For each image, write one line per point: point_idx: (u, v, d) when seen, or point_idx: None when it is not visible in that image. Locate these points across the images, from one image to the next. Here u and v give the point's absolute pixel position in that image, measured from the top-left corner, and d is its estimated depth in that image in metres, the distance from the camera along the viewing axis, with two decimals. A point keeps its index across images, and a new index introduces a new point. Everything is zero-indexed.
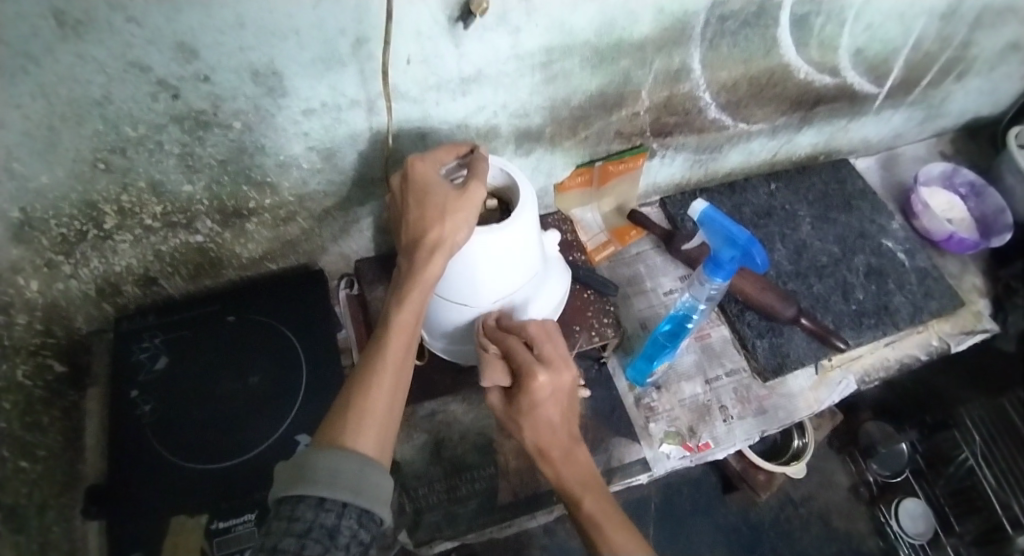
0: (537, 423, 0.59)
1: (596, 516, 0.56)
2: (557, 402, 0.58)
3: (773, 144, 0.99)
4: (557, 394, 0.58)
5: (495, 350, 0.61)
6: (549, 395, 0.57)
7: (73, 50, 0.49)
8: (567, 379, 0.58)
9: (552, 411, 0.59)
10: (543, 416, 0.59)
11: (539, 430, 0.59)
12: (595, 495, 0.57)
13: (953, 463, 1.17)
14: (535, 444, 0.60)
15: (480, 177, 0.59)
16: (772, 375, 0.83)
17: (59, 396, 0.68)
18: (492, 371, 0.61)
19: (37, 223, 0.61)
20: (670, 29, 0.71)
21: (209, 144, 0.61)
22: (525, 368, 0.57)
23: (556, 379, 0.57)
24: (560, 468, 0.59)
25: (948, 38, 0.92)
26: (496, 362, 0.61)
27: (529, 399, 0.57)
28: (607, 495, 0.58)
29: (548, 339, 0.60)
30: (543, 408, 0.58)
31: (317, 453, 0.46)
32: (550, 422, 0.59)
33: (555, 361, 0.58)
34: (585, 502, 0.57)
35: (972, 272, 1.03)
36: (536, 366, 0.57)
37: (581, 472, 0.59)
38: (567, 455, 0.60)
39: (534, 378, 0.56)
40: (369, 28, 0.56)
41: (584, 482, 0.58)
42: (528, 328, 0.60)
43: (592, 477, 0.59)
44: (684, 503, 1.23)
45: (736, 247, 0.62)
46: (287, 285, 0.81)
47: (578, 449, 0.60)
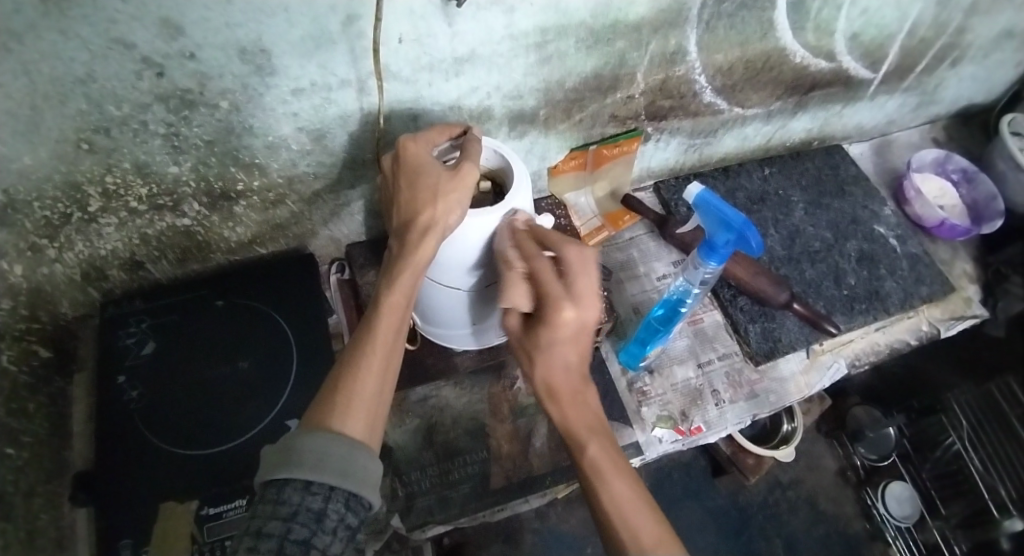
0: (552, 358, 0.57)
1: (600, 464, 0.55)
2: (577, 340, 0.57)
3: (767, 129, 0.98)
4: (578, 331, 0.56)
5: (521, 265, 0.57)
6: (571, 333, 0.55)
7: (54, 26, 0.48)
8: (592, 318, 0.55)
9: (568, 350, 0.57)
10: (558, 352, 0.57)
11: (551, 366, 0.58)
12: (600, 442, 0.57)
13: (939, 447, 1.19)
14: (545, 381, 0.58)
15: (473, 158, 0.58)
16: (764, 359, 0.84)
17: (45, 383, 0.67)
18: (513, 290, 0.57)
19: (20, 206, 0.59)
20: (667, 10, 0.70)
21: (195, 124, 0.60)
22: (552, 300, 0.54)
23: (582, 315, 0.55)
24: (568, 409, 0.58)
25: (945, 23, 0.91)
26: (519, 280, 0.57)
27: (551, 332, 0.55)
28: (612, 444, 0.57)
29: (583, 267, 0.55)
30: (560, 344, 0.56)
31: (304, 435, 0.46)
32: (565, 359, 0.57)
33: (584, 296, 0.54)
34: (589, 449, 0.56)
35: (962, 259, 1.04)
36: (563, 301, 0.54)
37: (587, 418, 0.58)
38: (576, 398, 0.59)
39: (560, 310, 0.54)
40: (360, 5, 0.55)
41: (590, 427, 0.58)
42: (564, 246, 0.55)
43: (600, 426, 0.59)
44: (675, 487, 1.24)
45: (731, 230, 0.62)
46: (277, 271, 0.80)
47: (589, 393, 0.59)
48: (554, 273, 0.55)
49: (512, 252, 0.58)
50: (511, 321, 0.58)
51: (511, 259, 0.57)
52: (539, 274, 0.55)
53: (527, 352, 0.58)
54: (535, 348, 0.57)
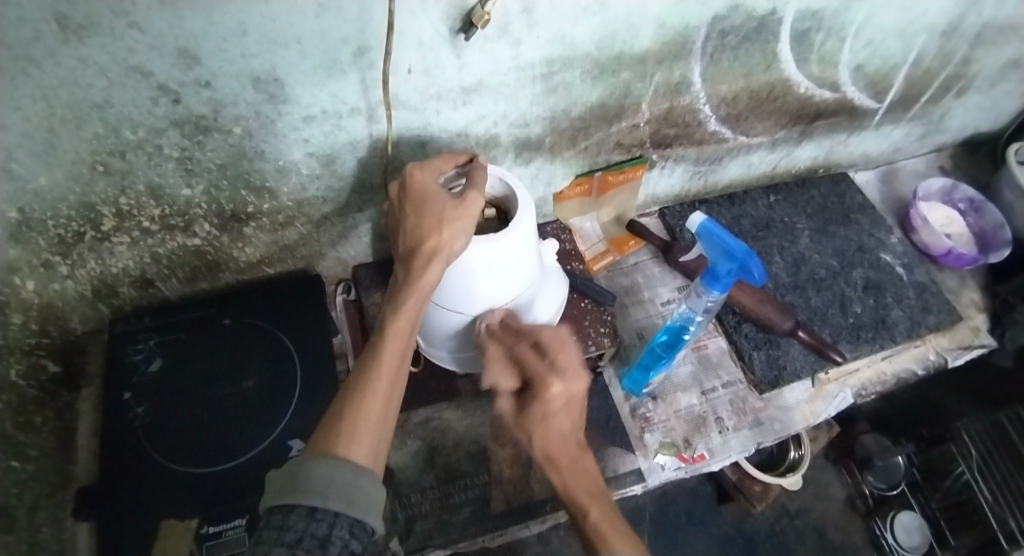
0: (549, 430, 0.59)
1: (603, 529, 0.56)
2: (569, 411, 0.59)
3: (772, 157, 0.99)
4: (568, 403, 0.59)
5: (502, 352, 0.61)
6: (561, 405, 0.58)
7: (73, 53, 0.49)
8: (580, 388, 0.58)
9: (562, 418, 0.59)
10: (553, 423, 0.59)
11: (547, 438, 0.60)
12: (602, 506, 0.58)
13: (950, 477, 1.16)
14: (543, 451, 0.60)
15: (478, 187, 0.59)
16: (769, 388, 0.83)
17: (53, 397, 0.68)
18: (495, 374, 0.61)
19: (34, 224, 0.61)
20: (672, 42, 0.71)
21: (208, 149, 0.61)
22: (539, 379, 0.58)
23: (569, 387, 0.58)
24: (568, 476, 0.60)
25: (949, 54, 0.92)
26: (501, 365, 0.61)
27: (543, 407, 0.58)
28: (613, 509, 0.59)
29: (561, 343, 0.60)
30: (554, 414, 0.58)
31: (310, 463, 0.46)
32: (559, 428, 0.59)
33: (569, 369, 0.58)
34: (592, 511, 0.58)
35: (970, 288, 1.03)
36: (549, 376, 0.57)
37: (586, 481, 0.60)
38: (573, 463, 0.61)
39: (546, 385, 0.57)
40: (371, 37, 0.56)
41: (591, 491, 0.59)
42: (541, 331, 0.61)
43: (599, 488, 0.60)
44: (679, 514, 1.22)
45: (733, 260, 0.62)
46: (284, 290, 0.81)
47: (587, 461, 0.61)
48: (536, 356, 0.59)
49: (493, 342, 0.63)
50: (503, 408, 0.60)
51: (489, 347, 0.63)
52: (523, 360, 0.59)
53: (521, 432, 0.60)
54: (529, 426, 0.59)
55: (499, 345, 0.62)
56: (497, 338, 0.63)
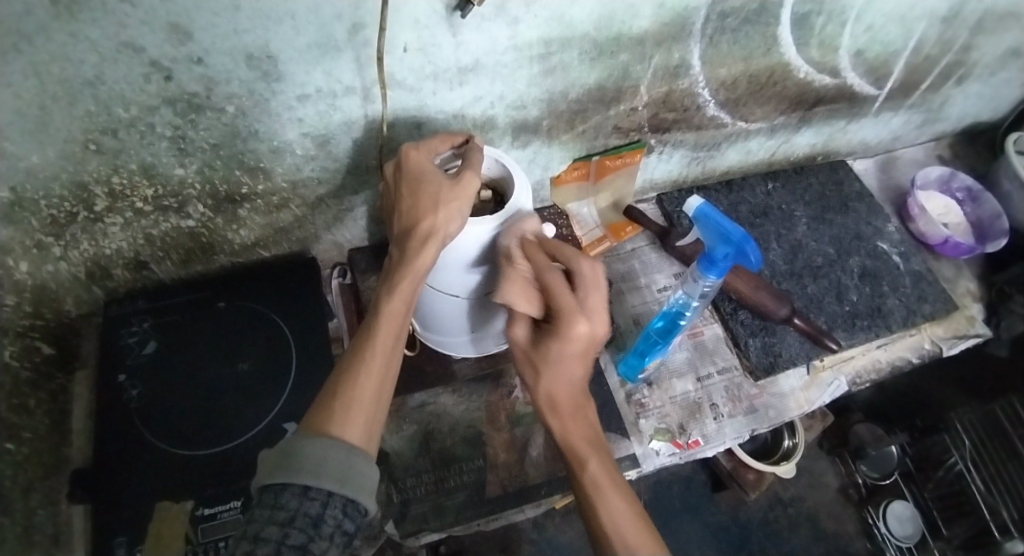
0: (558, 373, 0.56)
1: (602, 484, 0.55)
2: (585, 357, 0.56)
3: (771, 143, 0.99)
4: (587, 348, 0.55)
5: (530, 274, 0.57)
6: (580, 349, 0.55)
7: (64, 28, 0.49)
8: (602, 335, 0.55)
9: (577, 366, 0.57)
10: (566, 369, 0.56)
11: (556, 380, 0.57)
12: (600, 458, 0.57)
13: (942, 467, 1.18)
14: (547, 392, 0.58)
15: (474, 167, 0.59)
16: (763, 374, 0.83)
17: (47, 379, 0.68)
18: (514, 291, 0.57)
19: (27, 205, 0.60)
20: (671, 24, 0.71)
21: (201, 128, 0.61)
22: (564, 316, 0.54)
23: (593, 331, 0.54)
24: (569, 426, 0.58)
25: (950, 41, 0.91)
26: (523, 286, 0.57)
27: (563, 345, 0.55)
28: (611, 463, 0.57)
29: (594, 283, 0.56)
30: (570, 357, 0.56)
31: (302, 442, 0.46)
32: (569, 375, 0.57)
33: (595, 314, 0.55)
34: (591, 466, 0.56)
35: (966, 277, 1.03)
36: (577, 314, 0.54)
37: (587, 433, 0.58)
38: (577, 411, 0.59)
39: (573, 324, 0.54)
40: (366, 14, 0.55)
41: (591, 444, 0.58)
42: (579, 264, 0.56)
43: (597, 442, 0.58)
44: (674, 501, 1.23)
45: (729, 244, 0.62)
46: (279, 274, 0.80)
47: (588, 408, 0.59)
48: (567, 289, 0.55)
49: (521, 257, 0.58)
50: (518, 333, 0.59)
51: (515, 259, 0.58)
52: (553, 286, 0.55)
53: (533, 363, 0.57)
54: (540, 361, 0.57)
55: (527, 264, 0.58)
56: (523, 251, 0.58)
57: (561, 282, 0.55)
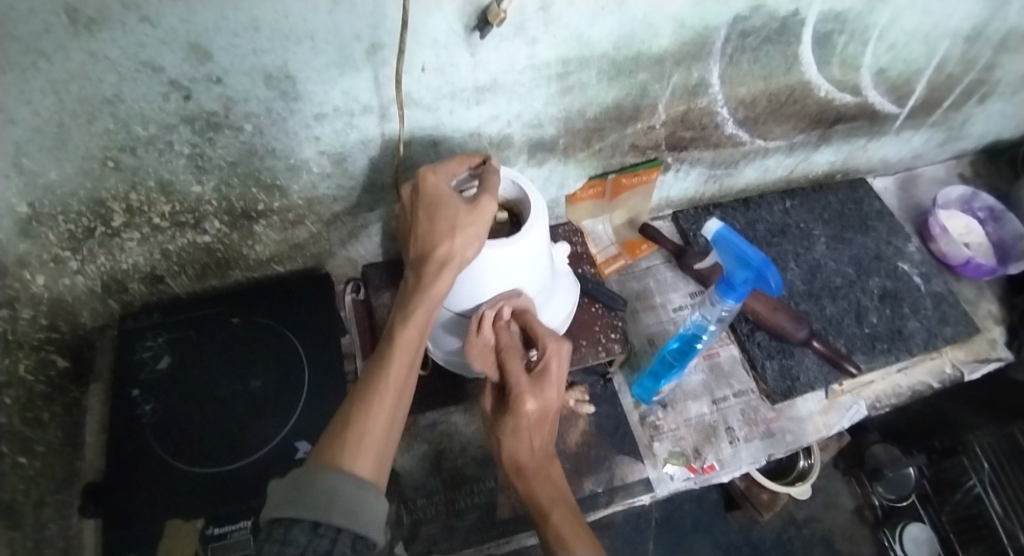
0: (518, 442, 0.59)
1: (563, 533, 0.55)
2: (542, 425, 0.59)
3: (790, 161, 0.97)
4: (543, 417, 0.58)
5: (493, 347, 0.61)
6: (535, 418, 0.58)
7: (84, 47, 0.49)
8: (555, 404, 0.58)
9: (533, 435, 0.59)
10: (524, 435, 0.59)
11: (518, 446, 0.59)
12: (564, 512, 0.56)
13: (960, 490, 1.14)
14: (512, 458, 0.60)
15: (492, 191, 0.58)
16: (781, 398, 0.82)
17: (62, 392, 0.68)
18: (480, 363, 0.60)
19: (45, 219, 0.61)
20: (690, 43, 0.70)
21: (219, 146, 0.61)
22: (515, 391, 0.57)
23: (545, 402, 0.58)
24: (536, 488, 0.58)
25: (972, 60, 0.90)
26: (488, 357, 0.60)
27: (517, 418, 0.58)
28: (576, 516, 0.57)
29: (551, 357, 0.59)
30: (526, 428, 0.58)
31: (312, 476, 0.45)
32: (529, 443, 0.59)
33: (546, 387, 0.58)
34: (554, 517, 0.56)
35: (988, 298, 1.01)
36: (528, 390, 0.57)
37: (553, 491, 0.58)
38: (543, 471, 0.60)
39: (523, 397, 0.57)
40: (384, 34, 0.55)
41: (556, 500, 0.57)
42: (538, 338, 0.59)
43: (565, 499, 0.58)
44: (685, 520, 1.21)
45: (749, 269, 0.60)
46: (293, 290, 0.80)
47: (555, 470, 0.60)
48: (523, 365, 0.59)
49: (489, 330, 0.61)
50: (486, 402, 0.62)
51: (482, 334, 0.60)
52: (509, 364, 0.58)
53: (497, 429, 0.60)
54: (501, 432, 0.59)
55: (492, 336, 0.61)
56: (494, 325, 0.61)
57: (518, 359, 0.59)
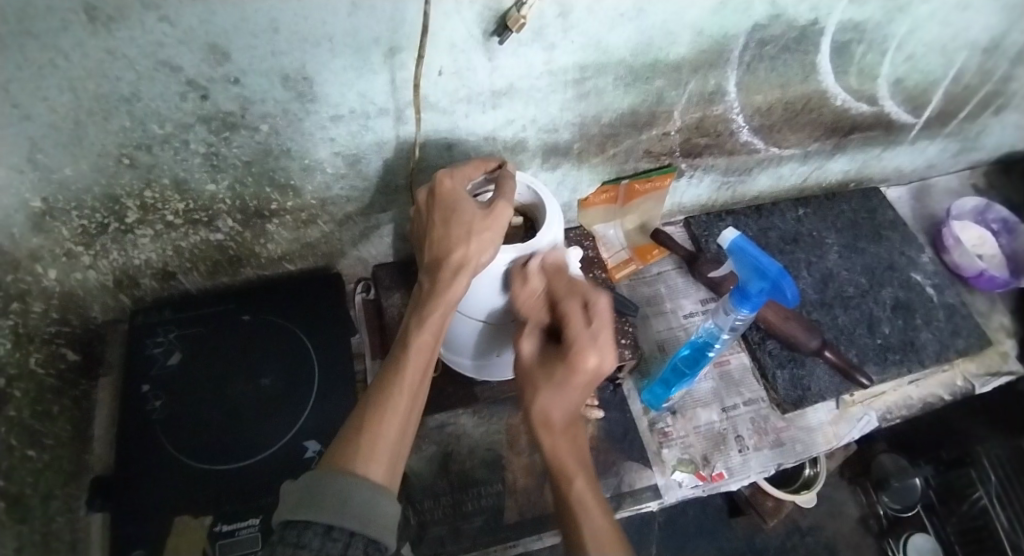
0: (559, 396, 0.56)
1: (584, 498, 0.55)
2: (587, 386, 0.56)
3: (803, 169, 0.97)
4: (590, 381, 0.56)
5: (543, 294, 0.58)
6: (585, 379, 0.55)
7: (102, 45, 0.49)
8: (608, 369, 0.55)
9: (577, 394, 0.56)
10: (566, 393, 0.56)
11: (553, 404, 0.57)
12: (586, 477, 0.57)
13: (966, 501, 1.16)
14: (541, 412, 0.57)
15: (507, 197, 0.58)
16: (791, 407, 0.81)
17: (71, 386, 0.68)
18: (530, 308, 0.59)
19: (59, 214, 0.61)
20: (708, 51, 0.69)
21: (234, 145, 0.61)
22: (576, 345, 0.54)
23: (601, 364, 0.55)
24: (560, 445, 0.58)
25: (991, 71, 0.89)
26: (538, 305, 0.59)
27: (569, 373, 0.55)
28: (595, 484, 0.57)
29: (607, 318, 0.56)
30: (573, 386, 0.55)
31: (325, 479, 0.45)
32: (569, 400, 0.56)
33: (604, 347, 0.55)
34: (575, 481, 0.56)
35: (1000, 311, 1.00)
36: (588, 346, 0.54)
37: (575, 451, 0.58)
38: (569, 432, 0.59)
39: (583, 354, 0.54)
40: (403, 38, 0.55)
41: (580, 463, 0.58)
42: (594, 295, 0.56)
43: (586, 464, 0.58)
44: (688, 525, 1.21)
45: (765, 279, 0.60)
46: (304, 290, 0.80)
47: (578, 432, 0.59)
48: (582, 320, 0.55)
49: (538, 278, 0.59)
50: (526, 346, 0.59)
51: (530, 276, 0.58)
52: (569, 318, 0.55)
53: (536, 377, 0.57)
54: (542, 381, 0.57)
55: (542, 282, 0.59)
56: (545, 271, 0.59)
57: (579, 314, 0.55)
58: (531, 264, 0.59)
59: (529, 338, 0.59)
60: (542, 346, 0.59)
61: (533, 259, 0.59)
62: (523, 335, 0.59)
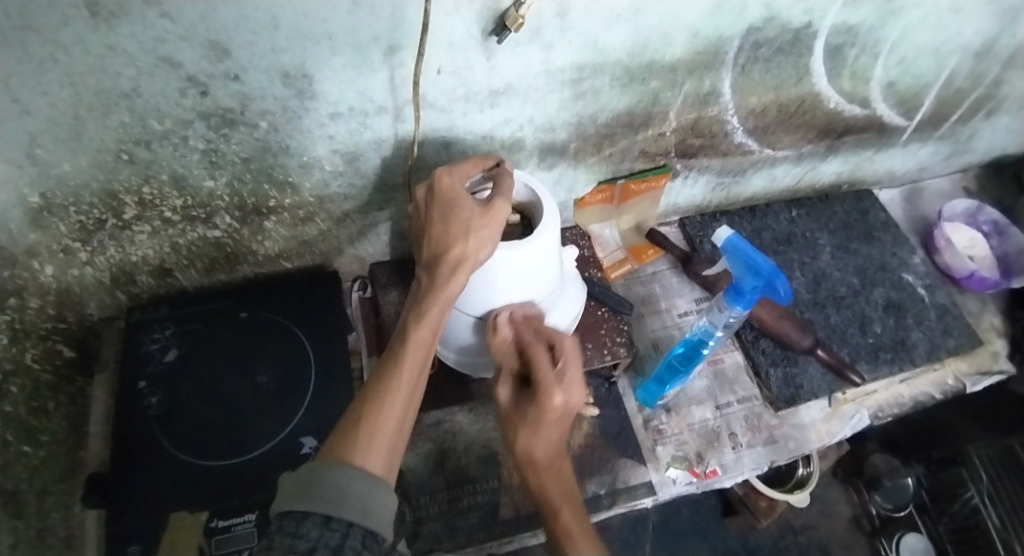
0: (537, 436, 0.58)
1: (572, 531, 0.56)
2: (561, 424, 0.58)
3: (797, 171, 0.98)
4: (563, 417, 0.58)
5: (513, 343, 0.62)
6: (557, 416, 0.57)
7: (103, 41, 0.49)
8: (577, 405, 0.58)
9: (553, 433, 0.59)
10: (542, 432, 0.58)
11: (534, 443, 0.59)
12: (573, 510, 0.58)
13: (957, 501, 1.15)
14: (525, 451, 0.60)
15: (505, 194, 0.59)
16: (784, 406, 0.82)
17: (67, 382, 0.68)
18: (503, 358, 0.62)
19: (57, 210, 0.61)
20: (703, 52, 0.70)
21: (233, 141, 0.61)
22: (542, 385, 0.57)
23: (568, 401, 0.57)
24: (546, 481, 0.60)
25: (981, 75, 0.90)
26: (510, 354, 0.62)
27: (539, 411, 0.57)
28: (584, 515, 0.58)
29: (573, 357, 0.59)
30: (547, 424, 0.57)
31: (324, 470, 0.46)
32: (547, 439, 0.59)
33: (571, 385, 0.57)
34: (562, 515, 0.57)
35: (991, 312, 1.02)
36: (554, 385, 0.57)
37: (562, 487, 0.60)
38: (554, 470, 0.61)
39: (549, 394, 0.56)
40: (402, 36, 0.56)
41: (566, 497, 0.59)
42: (559, 340, 0.60)
43: (572, 496, 0.60)
44: (682, 525, 1.22)
45: (759, 277, 0.61)
46: (301, 287, 0.80)
47: (563, 466, 0.61)
48: (548, 363, 0.58)
49: (507, 327, 0.62)
50: (503, 394, 0.61)
51: (500, 329, 0.62)
52: (535, 362, 0.58)
53: (514, 423, 0.60)
54: (520, 424, 0.59)
55: (510, 331, 0.62)
56: (513, 324, 0.63)
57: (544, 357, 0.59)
58: (501, 318, 0.62)
59: (505, 387, 0.61)
60: (518, 390, 0.61)
61: (502, 311, 0.63)
62: (499, 386, 0.62)
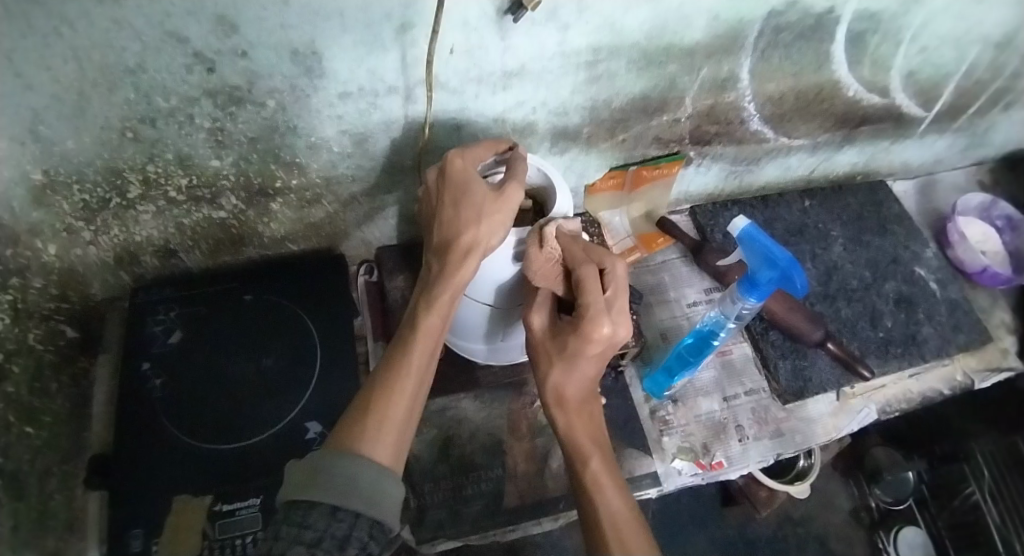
0: (573, 368, 0.57)
1: (599, 476, 0.56)
2: (601, 357, 0.57)
3: (811, 160, 0.96)
4: (603, 351, 0.56)
5: (558, 259, 0.57)
6: (599, 349, 0.56)
7: (108, 14, 0.47)
8: (621, 339, 0.56)
9: (590, 365, 0.57)
10: (578, 365, 0.57)
11: (570, 379, 0.58)
12: (600, 455, 0.58)
13: (958, 496, 1.17)
14: (557, 389, 0.59)
15: (519, 179, 0.57)
16: (792, 399, 0.81)
17: (70, 362, 0.67)
18: (543, 275, 0.58)
19: (59, 188, 0.60)
20: (723, 36, 0.68)
21: (240, 120, 0.60)
22: (592, 314, 0.55)
23: (614, 335, 0.55)
24: (571, 419, 0.60)
25: (1003, 65, 0.88)
26: (552, 269, 0.57)
27: (581, 342, 0.55)
28: (610, 454, 0.59)
29: (622, 288, 0.56)
30: (586, 358, 0.56)
31: (332, 460, 0.45)
32: (583, 373, 0.58)
33: (619, 317, 0.55)
34: (592, 458, 0.58)
35: (1001, 308, 1.01)
36: (603, 316, 0.55)
37: (590, 428, 0.60)
38: (582, 409, 0.61)
39: (598, 323, 0.54)
40: (415, 14, 0.54)
41: (593, 439, 0.59)
42: (610, 263, 0.56)
43: (598, 437, 0.60)
44: (682, 514, 1.22)
45: (775, 268, 0.60)
46: (308, 271, 0.79)
47: (594, 408, 0.62)
48: (598, 288, 0.55)
49: (554, 241, 0.57)
50: (539, 319, 0.60)
51: (547, 245, 0.57)
52: (586, 285, 0.55)
53: (550, 351, 0.58)
54: (557, 351, 0.58)
55: (558, 248, 0.57)
56: (560, 239, 0.57)
57: (595, 281, 0.55)
58: (548, 232, 0.57)
59: (541, 310, 0.60)
60: (554, 320, 0.60)
61: (549, 225, 0.58)
62: (534, 309, 0.60)
